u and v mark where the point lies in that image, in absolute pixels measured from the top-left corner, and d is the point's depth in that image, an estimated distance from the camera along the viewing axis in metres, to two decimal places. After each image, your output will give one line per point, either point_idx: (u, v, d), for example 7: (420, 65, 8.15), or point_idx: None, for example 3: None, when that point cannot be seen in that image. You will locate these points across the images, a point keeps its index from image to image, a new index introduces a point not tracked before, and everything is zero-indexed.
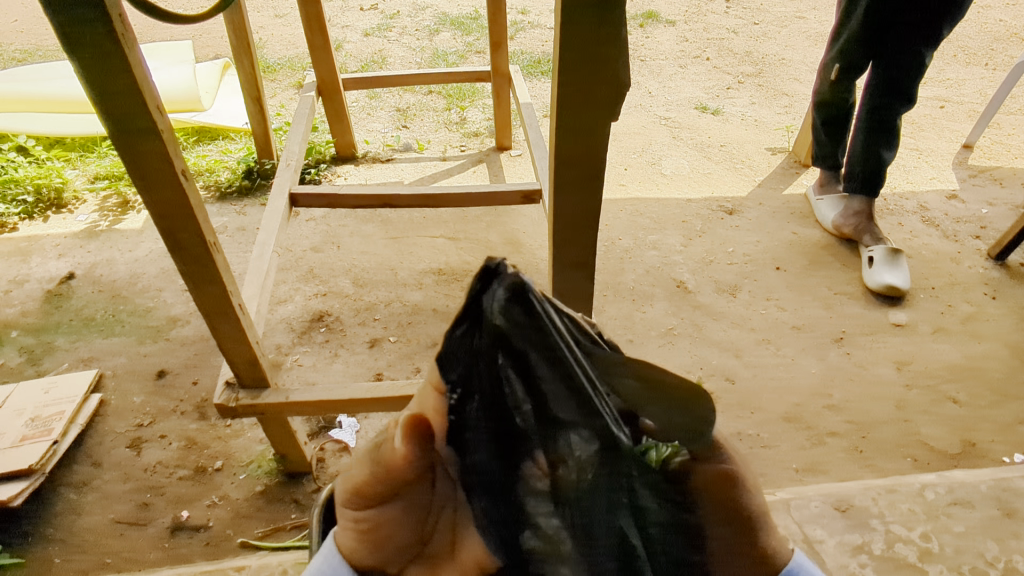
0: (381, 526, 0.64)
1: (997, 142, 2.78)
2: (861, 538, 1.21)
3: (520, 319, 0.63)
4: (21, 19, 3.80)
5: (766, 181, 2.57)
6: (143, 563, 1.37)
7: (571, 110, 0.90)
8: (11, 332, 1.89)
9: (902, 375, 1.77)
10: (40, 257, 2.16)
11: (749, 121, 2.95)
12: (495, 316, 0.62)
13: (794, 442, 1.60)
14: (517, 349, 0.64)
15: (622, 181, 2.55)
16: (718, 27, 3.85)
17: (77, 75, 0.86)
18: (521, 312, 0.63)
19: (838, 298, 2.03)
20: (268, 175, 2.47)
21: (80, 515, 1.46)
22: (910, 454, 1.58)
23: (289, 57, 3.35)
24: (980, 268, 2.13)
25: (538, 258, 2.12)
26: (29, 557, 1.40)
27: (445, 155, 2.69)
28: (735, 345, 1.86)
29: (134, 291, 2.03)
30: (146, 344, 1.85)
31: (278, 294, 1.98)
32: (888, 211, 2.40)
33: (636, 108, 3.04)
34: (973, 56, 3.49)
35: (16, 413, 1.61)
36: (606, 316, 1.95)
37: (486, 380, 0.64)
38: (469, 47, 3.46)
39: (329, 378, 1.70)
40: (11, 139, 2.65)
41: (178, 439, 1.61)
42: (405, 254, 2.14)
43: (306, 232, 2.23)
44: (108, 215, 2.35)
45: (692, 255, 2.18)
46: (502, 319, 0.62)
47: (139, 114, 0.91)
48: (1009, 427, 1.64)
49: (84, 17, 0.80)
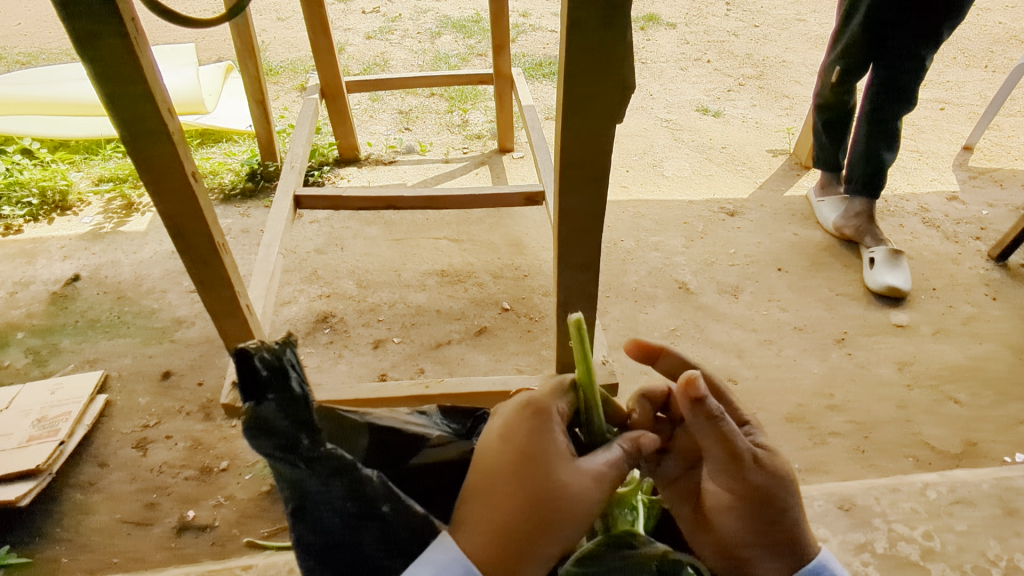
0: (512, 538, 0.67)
1: (998, 144, 2.79)
2: (864, 537, 1.22)
3: (280, 412, 0.63)
4: (24, 23, 3.82)
5: (767, 183, 2.58)
6: (149, 562, 1.38)
7: (574, 113, 0.91)
8: (17, 333, 1.90)
9: (904, 375, 1.78)
10: (45, 259, 2.17)
11: (750, 123, 2.97)
12: (295, 387, 0.64)
13: (796, 442, 1.61)
14: (283, 431, 0.63)
15: (624, 182, 2.57)
16: (718, 30, 3.87)
17: (89, 77, 0.87)
18: (279, 416, 0.63)
19: (839, 298, 2.04)
20: (272, 178, 2.50)
21: (87, 515, 1.47)
22: (911, 453, 1.59)
23: (292, 60, 3.38)
24: (981, 269, 2.14)
25: (541, 259, 2.13)
26: (36, 557, 1.40)
27: (448, 157, 2.71)
28: (737, 346, 1.87)
29: (139, 292, 2.04)
30: (152, 346, 1.86)
31: (282, 295, 1.99)
32: (889, 213, 2.42)
33: (637, 111, 3.06)
34: (972, 58, 3.51)
35: (23, 414, 1.62)
36: (609, 317, 1.96)
37: (283, 425, 0.63)
38: (471, 50, 3.48)
39: (333, 380, 1.72)
40: (16, 143, 2.68)
41: (183, 439, 1.62)
42: (408, 255, 2.15)
43: (309, 234, 2.24)
44: (113, 217, 2.36)
45: (693, 256, 2.19)
46: (299, 387, 0.64)
47: (149, 113, 0.92)
48: (1011, 426, 1.65)
49: (98, 23, 0.81)
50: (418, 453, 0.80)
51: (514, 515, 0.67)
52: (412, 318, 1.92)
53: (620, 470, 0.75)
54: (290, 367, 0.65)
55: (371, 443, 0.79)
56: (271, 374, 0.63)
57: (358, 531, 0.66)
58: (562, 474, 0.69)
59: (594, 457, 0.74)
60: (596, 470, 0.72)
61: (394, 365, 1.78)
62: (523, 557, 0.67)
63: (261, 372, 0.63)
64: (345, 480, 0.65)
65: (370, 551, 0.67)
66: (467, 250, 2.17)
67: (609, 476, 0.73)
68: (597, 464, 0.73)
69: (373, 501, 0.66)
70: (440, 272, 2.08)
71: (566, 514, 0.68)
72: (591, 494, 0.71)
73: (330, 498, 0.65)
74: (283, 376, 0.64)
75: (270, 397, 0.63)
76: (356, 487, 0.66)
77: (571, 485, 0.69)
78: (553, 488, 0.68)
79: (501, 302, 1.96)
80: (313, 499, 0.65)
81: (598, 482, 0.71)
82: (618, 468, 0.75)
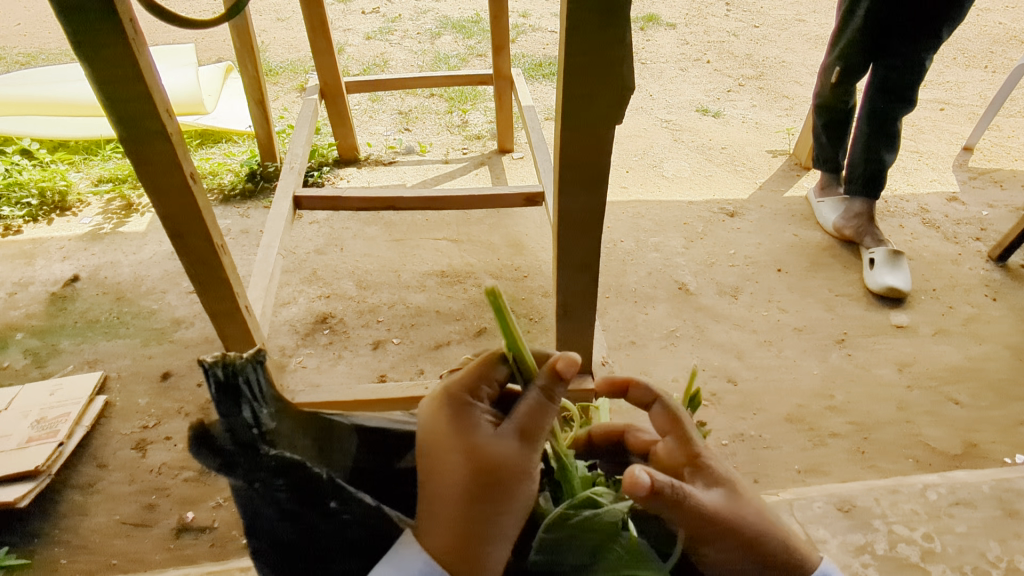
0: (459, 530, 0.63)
1: (997, 144, 2.79)
2: (863, 538, 1.22)
3: (225, 433, 0.65)
4: (24, 23, 3.81)
5: (767, 183, 2.58)
6: (148, 564, 1.38)
7: (573, 114, 0.91)
8: (16, 334, 1.90)
9: (904, 376, 1.78)
10: (44, 260, 2.16)
11: (750, 123, 2.97)
12: (242, 408, 0.65)
13: (796, 443, 1.61)
14: (230, 452, 0.64)
15: (624, 183, 2.57)
16: (718, 30, 3.86)
17: (88, 78, 0.87)
18: (224, 437, 0.65)
19: (839, 299, 2.04)
20: (271, 178, 2.49)
21: (86, 516, 1.47)
22: (911, 454, 1.59)
23: (291, 61, 3.38)
24: (981, 270, 2.14)
25: (541, 260, 2.13)
26: (35, 558, 1.40)
27: (447, 157, 2.70)
28: (737, 347, 1.87)
29: (138, 293, 2.04)
30: (151, 347, 1.86)
31: (281, 296, 1.99)
32: (889, 213, 2.41)
33: (637, 111, 3.06)
34: (972, 58, 3.51)
35: (22, 415, 1.62)
36: (609, 318, 1.95)
37: (230, 445, 0.64)
38: (471, 50, 3.48)
39: (333, 381, 1.72)
40: (15, 143, 2.68)
41: (183, 441, 1.62)
42: (408, 256, 2.15)
43: (309, 234, 2.24)
44: (112, 218, 2.36)
45: (693, 257, 2.19)
46: (247, 410, 0.65)
47: (147, 114, 0.91)
48: (1011, 427, 1.65)
49: (97, 25, 0.81)
50: (410, 453, 0.80)
51: (458, 506, 0.63)
52: (412, 319, 1.91)
53: (547, 415, 0.66)
54: (243, 383, 0.64)
55: (362, 441, 0.79)
56: (221, 393, 0.64)
57: (316, 534, 0.68)
58: (489, 449, 0.62)
59: (517, 409, 0.65)
60: (522, 427, 0.64)
61: (393, 366, 1.77)
62: (482, 540, 0.63)
63: (216, 392, 0.63)
64: (290, 483, 0.65)
65: (331, 550, 0.69)
66: (466, 251, 2.17)
67: (534, 429, 0.65)
68: (518, 419, 0.64)
69: (320, 496, 0.66)
70: (440, 273, 2.08)
71: (502, 493, 0.63)
72: (526, 454, 0.64)
73: (276, 503, 0.66)
74: (234, 391, 0.64)
75: (225, 417, 0.65)
76: (300, 488, 0.66)
77: (501, 457, 0.62)
78: (485, 467, 0.62)
79: (501, 303, 1.96)
80: (263, 509, 0.66)
81: (525, 441, 0.64)
82: (539, 427, 0.65)
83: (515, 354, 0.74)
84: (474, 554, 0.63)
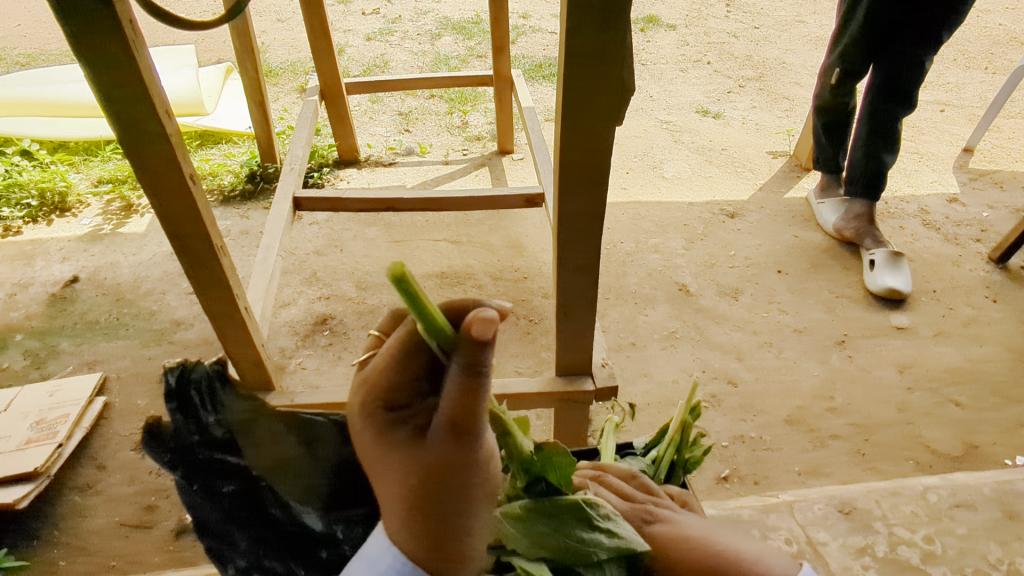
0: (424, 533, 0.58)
1: (998, 146, 2.79)
2: (864, 540, 1.22)
3: (182, 430, 0.79)
4: (23, 23, 3.82)
5: (767, 185, 2.58)
6: (147, 566, 1.37)
7: (573, 117, 0.91)
8: (15, 336, 1.90)
9: (904, 378, 1.78)
10: (44, 261, 2.16)
11: (750, 125, 2.97)
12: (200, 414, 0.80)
13: (796, 445, 1.61)
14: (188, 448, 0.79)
15: (624, 184, 2.56)
16: (718, 31, 3.86)
17: (87, 80, 0.87)
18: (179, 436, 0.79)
19: (840, 301, 2.04)
20: (271, 179, 2.49)
21: (85, 518, 1.46)
22: (912, 456, 1.58)
23: (291, 62, 3.37)
24: (981, 271, 2.13)
25: (540, 261, 2.13)
26: (34, 560, 1.40)
27: (447, 159, 2.70)
28: (737, 349, 1.86)
29: (138, 294, 2.04)
30: (151, 348, 1.86)
31: (281, 297, 1.99)
32: (889, 215, 2.41)
33: (637, 112, 3.06)
34: (972, 60, 3.51)
35: (21, 417, 1.61)
36: (609, 319, 1.95)
37: (188, 442, 0.79)
38: (471, 52, 3.48)
39: (332, 383, 1.71)
40: (15, 144, 2.68)
41: None
42: (408, 258, 2.15)
43: (309, 235, 2.24)
44: (111, 219, 2.36)
45: (693, 258, 2.19)
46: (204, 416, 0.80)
47: (147, 116, 0.91)
48: (1011, 429, 1.65)
49: (96, 26, 0.81)
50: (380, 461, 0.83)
51: (410, 514, 0.57)
52: None
53: (479, 400, 0.52)
54: (194, 393, 0.81)
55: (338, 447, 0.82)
56: (178, 401, 0.80)
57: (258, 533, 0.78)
58: (421, 457, 0.54)
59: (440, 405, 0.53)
60: (448, 429, 0.53)
61: None
62: (454, 535, 0.58)
63: (173, 409, 0.80)
64: (238, 475, 0.79)
65: (270, 550, 0.78)
66: (466, 252, 2.17)
67: (467, 424, 0.53)
68: (443, 413, 0.53)
69: (251, 491, 0.78)
70: (439, 274, 2.08)
71: (449, 500, 0.56)
72: (463, 453, 0.54)
73: (220, 499, 0.78)
74: (186, 398, 0.80)
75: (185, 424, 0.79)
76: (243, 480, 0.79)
77: (434, 461, 0.54)
78: (422, 476, 0.55)
79: (501, 304, 1.96)
80: (200, 506, 0.78)
81: (459, 438, 0.53)
82: (472, 424, 0.53)
83: (421, 316, 0.51)
84: (450, 549, 0.59)
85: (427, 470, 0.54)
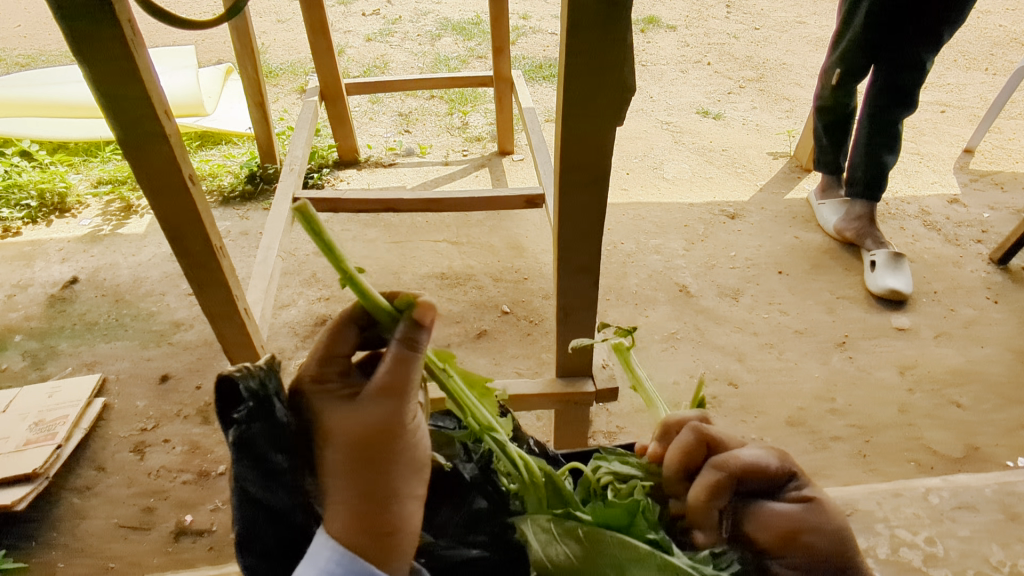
0: (354, 509, 0.59)
1: (998, 146, 2.79)
2: (866, 542, 1.21)
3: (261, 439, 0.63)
4: (23, 24, 3.82)
5: (768, 185, 2.57)
6: (146, 568, 1.37)
7: (575, 117, 0.90)
8: (14, 336, 1.89)
9: (905, 379, 1.77)
10: (43, 261, 2.16)
11: (750, 125, 2.97)
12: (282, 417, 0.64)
13: (797, 446, 1.60)
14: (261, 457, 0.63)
15: (624, 185, 2.56)
16: (718, 32, 3.87)
17: (85, 80, 0.86)
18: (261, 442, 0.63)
19: (841, 302, 2.03)
20: (271, 180, 2.49)
21: (84, 520, 1.46)
22: (913, 458, 1.58)
23: (292, 62, 3.38)
24: (982, 272, 2.13)
25: (540, 262, 2.13)
26: (33, 562, 1.39)
27: (447, 159, 2.70)
28: (738, 350, 1.86)
29: (137, 295, 2.03)
30: (150, 349, 1.85)
31: (281, 298, 1.99)
32: (889, 215, 2.41)
33: (638, 113, 3.06)
34: (973, 60, 3.51)
35: (20, 418, 1.61)
36: (609, 320, 1.95)
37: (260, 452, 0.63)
38: (471, 52, 3.49)
39: None
40: (15, 144, 2.69)
41: (182, 443, 1.61)
42: (408, 258, 2.14)
43: (308, 236, 2.24)
44: (111, 219, 2.36)
45: (693, 259, 2.18)
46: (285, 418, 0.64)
47: (146, 117, 0.91)
48: (1013, 430, 1.65)
49: (95, 28, 0.80)
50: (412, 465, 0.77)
51: (342, 488, 0.59)
52: None
53: (410, 365, 0.58)
54: (274, 396, 0.64)
55: None
56: (257, 404, 0.63)
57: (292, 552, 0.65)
58: (345, 422, 0.58)
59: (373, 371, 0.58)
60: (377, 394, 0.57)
61: None
62: (382, 507, 0.60)
63: (246, 403, 0.62)
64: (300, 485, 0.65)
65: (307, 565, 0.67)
66: (466, 253, 2.16)
67: (401, 384, 0.58)
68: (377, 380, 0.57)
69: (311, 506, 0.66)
70: (439, 275, 2.07)
71: (377, 468, 0.59)
72: (384, 422, 0.58)
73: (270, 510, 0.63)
74: (269, 403, 0.64)
75: (252, 421, 0.62)
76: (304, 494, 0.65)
77: (358, 427, 0.57)
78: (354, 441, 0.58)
79: (501, 305, 1.96)
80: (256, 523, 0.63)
81: (387, 404, 0.57)
82: (399, 391, 0.58)
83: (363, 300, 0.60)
84: (380, 525, 0.60)
85: (357, 438, 0.57)
